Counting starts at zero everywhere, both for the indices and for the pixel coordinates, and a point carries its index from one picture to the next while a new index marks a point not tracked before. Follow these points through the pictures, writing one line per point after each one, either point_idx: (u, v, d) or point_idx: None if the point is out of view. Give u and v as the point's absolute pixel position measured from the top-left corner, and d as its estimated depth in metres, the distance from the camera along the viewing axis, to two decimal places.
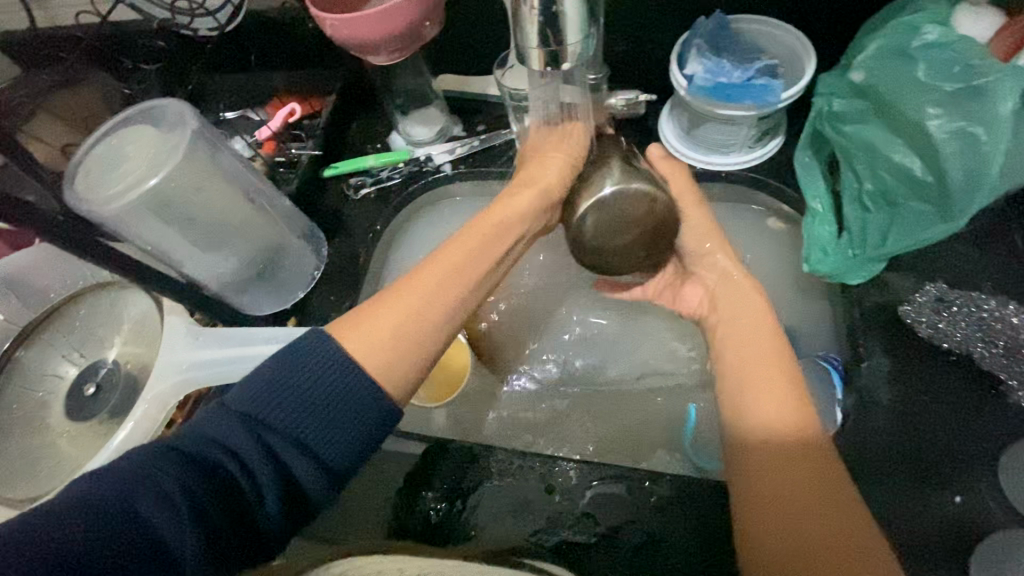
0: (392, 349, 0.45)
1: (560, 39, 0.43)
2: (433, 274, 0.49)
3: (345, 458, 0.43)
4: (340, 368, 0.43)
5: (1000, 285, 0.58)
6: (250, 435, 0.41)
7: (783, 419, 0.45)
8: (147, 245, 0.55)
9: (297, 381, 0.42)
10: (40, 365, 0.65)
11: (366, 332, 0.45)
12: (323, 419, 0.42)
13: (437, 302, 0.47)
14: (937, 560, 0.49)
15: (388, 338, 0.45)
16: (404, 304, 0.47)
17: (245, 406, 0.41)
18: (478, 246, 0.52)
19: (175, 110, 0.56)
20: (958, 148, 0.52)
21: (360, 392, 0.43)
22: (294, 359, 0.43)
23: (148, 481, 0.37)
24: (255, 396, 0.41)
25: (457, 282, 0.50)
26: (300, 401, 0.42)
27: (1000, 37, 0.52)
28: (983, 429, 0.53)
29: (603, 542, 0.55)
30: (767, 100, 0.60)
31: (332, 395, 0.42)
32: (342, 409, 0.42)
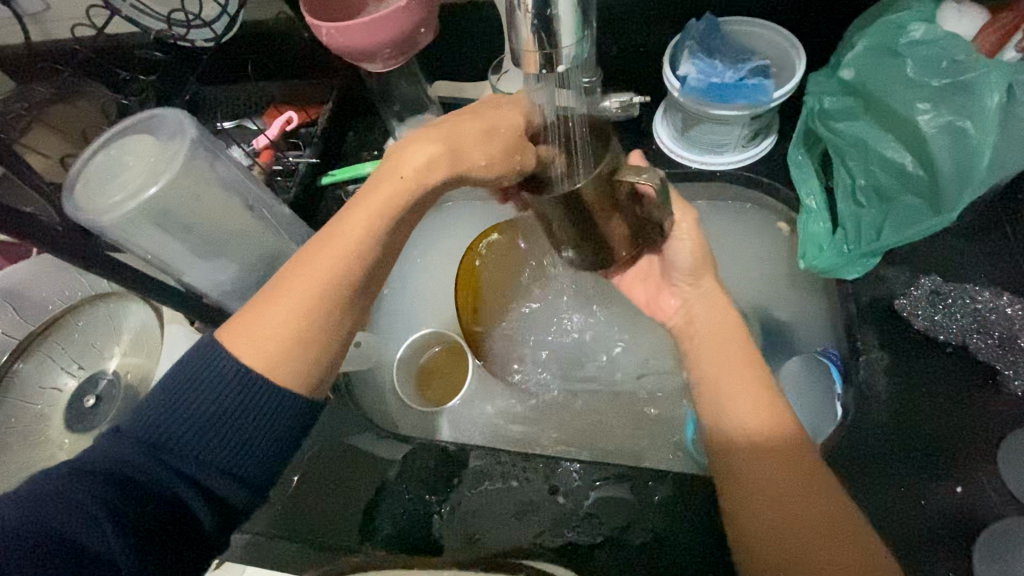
0: (294, 344, 0.43)
1: (555, 41, 0.42)
2: (328, 254, 0.45)
3: (265, 456, 0.42)
4: (246, 384, 0.41)
5: (992, 278, 0.59)
6: (155, 458, 0.40)
7: (764, 422, 0.44)
8: (146, 255, 0.56)
9: (203, 398, 0.41)
10: (39, 379, 0.64)
11: (257, 333, 0.43)
12: (239, 431, 0.41)
13: (342, 281, 0.45)
14: (941, 549, 0.50)
15: (284, 332, 0.43)
16: (298, 287, 0.44)
17: (144, 431, 0.40)
18: (390, 204, 0.47)
19: (173, 120, 0.57)
20: (947, 143, 0.53)
21: (268, 396, 0.42)
22: (199, 371, 0.41)
23: (61, 507, 0.36)
24: (153, 420, 0.40)
25: (352, 256, 0.46)
26: (207, 415, 0.41)
27: (981, 35, 0.53)
28: (983, 419, 0.54)
29: (608, 542, 0.55)
30: (760, 99, 0.61)
31: (240, 409, 0.41)
32: (262, 425, 0.42)
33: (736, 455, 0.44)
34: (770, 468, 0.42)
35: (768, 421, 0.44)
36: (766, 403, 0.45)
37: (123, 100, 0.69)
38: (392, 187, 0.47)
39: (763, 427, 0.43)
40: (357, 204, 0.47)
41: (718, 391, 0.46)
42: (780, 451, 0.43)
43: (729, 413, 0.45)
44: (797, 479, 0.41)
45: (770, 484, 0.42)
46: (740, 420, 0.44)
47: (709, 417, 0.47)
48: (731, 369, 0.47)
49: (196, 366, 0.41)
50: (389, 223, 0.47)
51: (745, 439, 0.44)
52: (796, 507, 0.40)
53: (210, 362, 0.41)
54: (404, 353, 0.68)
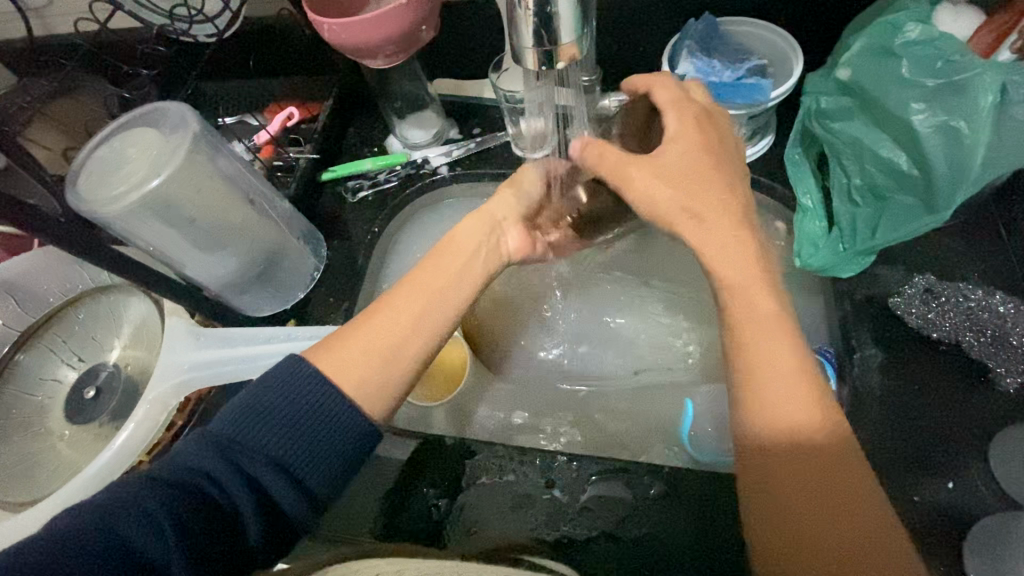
0: (364, 368, 0.45)
1: (554, 39, 0.45)
2: (410, 290, 0.47)
3: (329, 474, 0.43)
4: (321, 401, 0.43)
5: (985, 276, 0.60)
6: (228, 462, 0.40)
7: (808, 425, 0.41)
8: (148, 246, 0.57)
9: (281, 407, 0.42)
10: (40, 370, 0.65)
11: (341, 350, 0.45)
12: (307, 444, 0.42)
13: (420, 318, 0.47)
14: (933, 544, 0.50)
15: (365, 359, 0.45)
16: (381, 319, 0.46)
17: (225, 432, 0.41)
18: (458, 258, 0.49)
19: (176, 113, 0.57)
20: (942, 143, 0.53)
21: (337, 415, 0.43)
22: (281, 379, 0.43)
23: (130, 510, 0.37)
24: (237, 423, 0.41)
25: (436, 293, 0.48)
26: (279, 424, 0.42)
27: (977, 37, 0.54)
28: (977, 416, 0.54)
29: (604, 536, 0.56)
30: (757, 98, 0.61)
31: (309, 417, 0.42)
32: (329, 441, 0.42)
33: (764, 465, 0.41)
34: (811, 479, 0.40)
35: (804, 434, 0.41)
36: (814, 407, 0.41)
37: (126, 95, 0.69)
38: (460, 242, 0.50)
39: (807, 441, 0.41)
40: (430, 256, 0.50)
41: (761, 398, 0.42)
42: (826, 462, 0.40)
43: (768, 417, 0.42)
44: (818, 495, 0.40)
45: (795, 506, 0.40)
46: (776, 427, 0.41)
47: (750, 415, 0.43)
48: (781, 373, 0.42)
49: (276, 374, 0.43)
50: (461, 272, 0.49)
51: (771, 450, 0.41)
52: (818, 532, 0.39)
53: (292, 371, 0.43)
54: None
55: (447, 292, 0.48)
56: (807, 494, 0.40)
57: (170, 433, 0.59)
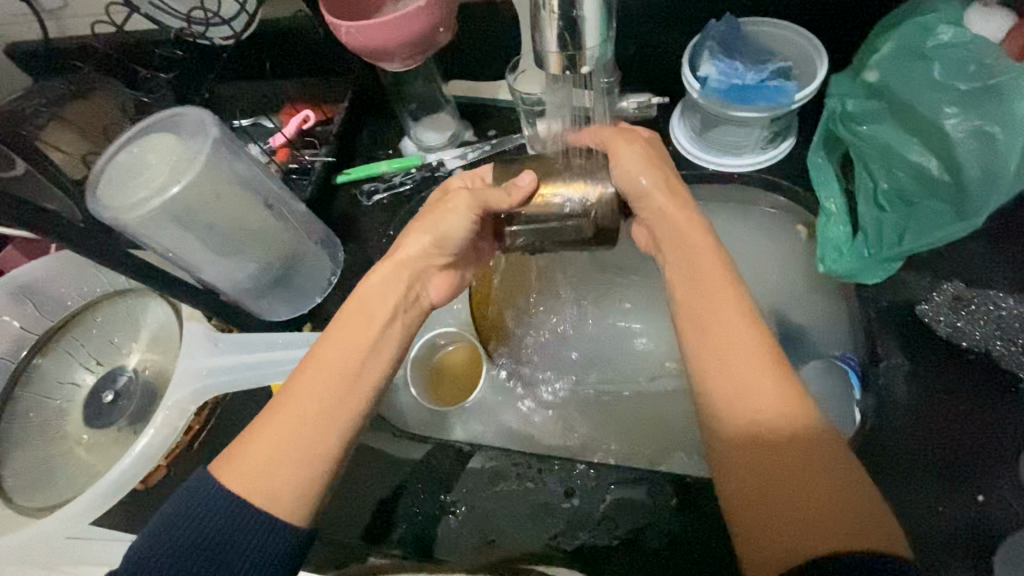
0: (267, 478, 0.41)
1: (579, 43, 0.44)
2: (316, 379, 0.44)
3: None
4: (232, 520, 0.40)
5: (1015, 284, 0.59)
6: None
7: (762, 397, 0.40)
8: (168, 251, 0.56)
9: (192, 532, 0.40)
10: (59, 373, 0.65)
11: (241, 466, 0.41)
12: (222, 570, 0.39)
13: (333, 404, 0.43)
14: (963, 558, 0.49)
15: (276, 463, 0.41)
16: (288, 415, 0.42)
17: (133, 572, 0.39)
18: (362, 334, 0.46)
19: (196, 119, 0.57)
20: (975, 148, 0.53)
21: (256, 533, 0.40)
22: (187, 506, 0.40)
23: None
24: (142, 559, 0.39)
25: (345, 377, 0.44)
26: (190, 555, 0.39)
27: (1011, 39, 0.51)
28: (1007, 427, 0.53)
29: (624, 545, 0.55)
30: (781, 101, 0.60)
31: (229, 535, 0.40)
32: (249, 562, 0.39)
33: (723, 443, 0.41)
34: (763, 447, 0.39)
35: (762, 404, 0.40)
36: (768, 382, 0.40)
37: (142, 98, 0.71)
38: (360, 318, 0.47)
39: (780, 419, 0.39)
40: (328, 338, 0.46)
41: (720, 367, 0.42)
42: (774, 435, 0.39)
43: (719, 403, 0.41)
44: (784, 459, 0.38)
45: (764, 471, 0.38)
46: (740, 402, 0.40)
47: (706, 405, 0.42)
48: (739, 352, 0.42)
49: (183, 503, 0.40)
50: (367, 351, 0.46)
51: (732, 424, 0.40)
52: (788, 496, 0.37)
53: (196, 496, 0.40)
54: (417, 350, 0.68)
55: (362, 375, 0.45)
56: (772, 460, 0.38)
57: (186, 438, 0.62)
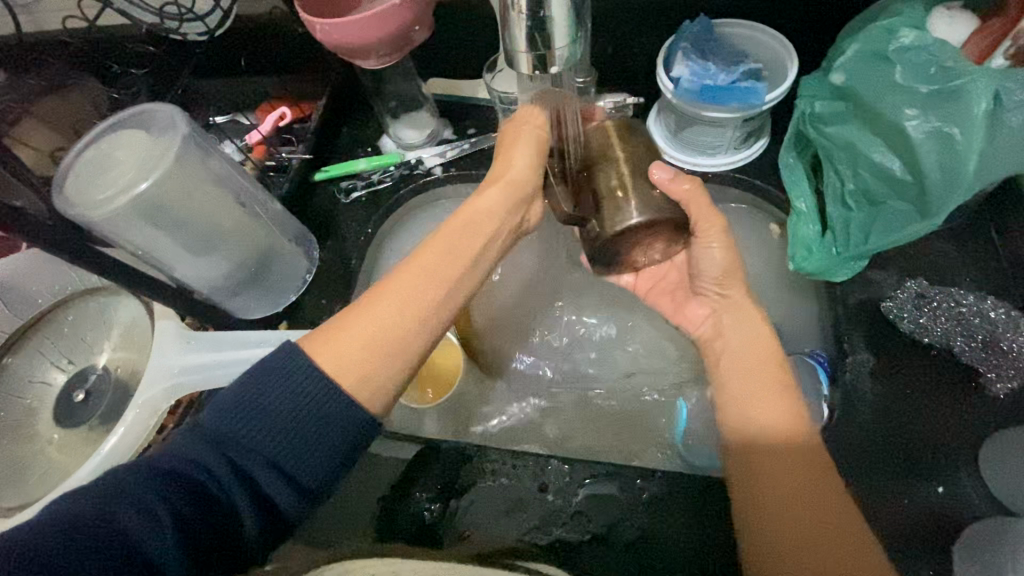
0: (365, 362, 0.43)
1: (548, 43, 0.45)
2: (412, 278, 0.46)
3: (322, 471, 0.42)
4: (325, 390, 0.41)
5: (977, 281, 0.60)
6: (218, 456, 0.40)
7: (779, 418, 0.46)
8: (137, 249, 0.56)
9: (272, 399, 0.41)
10: (29, 372, 0.65)
11: (338, 346, 0.43)
12: (299, 437, 0.41)
13: (426, 305, 0.45)
14: (924, 548, 0.51)
15: (368, 354, 0.43)
16: (384, 311, 0.44)
17: (215, 431, 0.41)
18: (459, 243, 0.48)
19: (165, 115, 0.57)
20: (936, 149, 0.53)
21: (336, 408, 0.42)
22: (277, 371, 0.42)
23: (128, 499, 0.37)
24: (224, 417, 0.41)
25: (435, 281, 0.46)
26: (273, 418, 0.41)
27: (971, 41, 0.54)
28: (966, 420, 0.55)
29: (598, 539, 0.56)
30: (751, 102, 0.61)
31: (303, 415, 0.41)
32: (324, 432, 0.41)
33: (747, 459, 0.46)
34: (778, 460, 0.45)
35: (782, 431, 0.46)
36: (785, 405, 0.47)
37: (115, 95, 0.70)
38: (461, 223, 0.49)
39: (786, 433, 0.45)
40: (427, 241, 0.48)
41: (743, 401, 0.48)
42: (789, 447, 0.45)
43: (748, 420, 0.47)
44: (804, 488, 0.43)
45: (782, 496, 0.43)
46: (757, 424, 0.46)
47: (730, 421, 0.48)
48: (761, 392, 0.48)
49: (270, 372, 0.42)
50: (463, 258, 0.48)
51: (756, 448, 0.46)
52: (809, 529, 0.41)
53: (289, 372, 0.41)
54: None
55: (450, 281, 0.47)
56: (792, 485, 0.43)
57: (161, 434, 0.59)
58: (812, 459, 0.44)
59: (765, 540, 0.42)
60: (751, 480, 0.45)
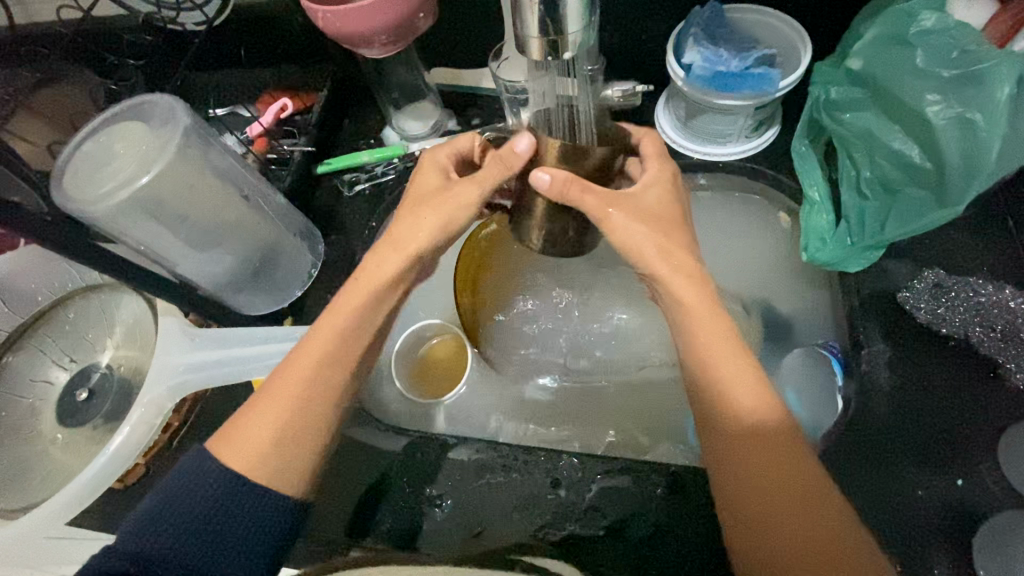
0: (272, 456, 0.43)
1: (561, 28, 0.43)
2: (312, 354, 0.45)
3: (258, 573, 0.41)
4: (239, 489, 0.41)
5: (994, 270, 0.59)
6: (143, 571, 0.38)
7: (754, 403, 0.42)
8: (138, 245, 0.55)
9: (194, 508, 0.40)
10: (30, 371, 0.63)
11: (240, 445, 0.43)
12: (228, 541, 0.40)
13: (328, 376, 0.45)
14: (941, 541, 0.50)
15: (272, 442, 0.43)
16: (281, 394, 0.44)
17: (135, 543, 0.39)
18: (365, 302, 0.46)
19: (163, 106, 0.55)
20: (957, 135, 0.52)
21: (263, 508, 0.42)
22: (191, 481, 0.41)
23: None
24: (142, 532, 0.39)
25: (337, 348, 0.45)
26: (198, 525, 0.40)
27: (992, 25, 0.52)
28: (984, 413, 0.54)
29: (610, 534, 0.55)
30: (764, 89, 0.59)
31: (222, 507, 0.41)
32: (254, 529, 0.41)
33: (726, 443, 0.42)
34: (756, 455, 0.40)
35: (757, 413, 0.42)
36: (759, 389, 0.42)
37: (113, 86, 0.68)
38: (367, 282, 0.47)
39: (762, 421, 0.41)
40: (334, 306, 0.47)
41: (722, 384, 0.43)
42: (767, 441, 0.41)
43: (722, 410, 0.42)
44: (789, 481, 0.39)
45: (765, 489, 0.40)
46: (738, 411, 0.42)
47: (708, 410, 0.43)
48: (735, 376, 0.43)
49: (174, 485, 0.41)
50: (370, 315, 0.47)
51: (735, 439, 0.41)
52: (795, 540, 0.38)
53: (188, 476, 0.41)
54: (401, 344, 0.68)
55: (357, 341, 0.46)
56: (777, 478, 0.40)
57: (165, 436, 0.60)
58: (784, 444, 0.41)
59: (771, 554, 0.38)
60: (739, 481, 0.41)
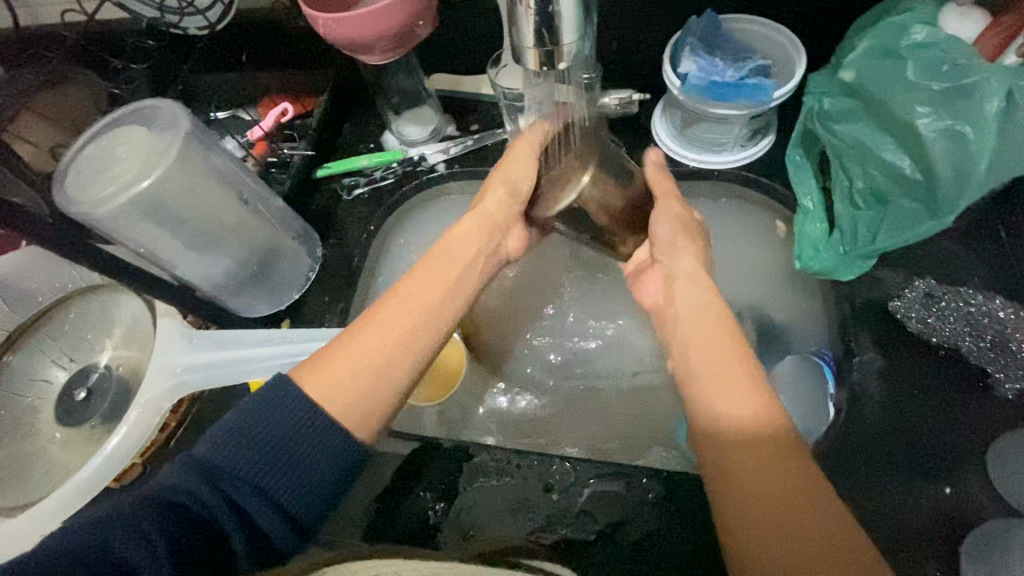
0: (358, 392, 0.42)
1: (556, 39, 0.44)
2: (404, 305, 0.46)
3: (316, 500, 0.41)
4: (303, 416, 0.41)
5: (985, 281, 0.60)
6: (211, 485, 0.39)
7: (750, 410, 0.41)
8: (139, 248, 0.56)
9: (266, 428, 0.40)
10: (29, 371, 0.64)
11: (329, 374, 0.42)
12: (292, 464, 0.40)
13: (422, 323, 0.46)
14: (929, 548, 0.51)
15: (361, 376, 0.43)
16: (377, 332, 0.44)
17: (210, 455, 0.39)
18: (444, 280, 0.49)
19: (165, 111, 0.56)
20: (947, 147, 0.53)
21: (325, 439, 0.41)
22: (264, 401, 0.41)
23: (125, 530, 0.37)
24: (219, 444, 0.39)
25: (427, 306, 0.47)
26: (268, 443, 0.40)
27: (983, 39, 0.53)
28: (973, 422, 0.54)
29: (601, 540, 0.55)
30: (759, 99, 0.60)
31: (297, 440, 0.40)
32: (312, 457, 0.40)
33: (725, 453, 0.41)
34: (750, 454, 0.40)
35: (762, 423, 0.41)
36: (754, 393, 0.43)
37: (115, 90, 0.69)
38: (441, 261, 0.50)
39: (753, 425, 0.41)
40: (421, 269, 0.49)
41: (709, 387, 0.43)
42: (762, 442, 0.40)
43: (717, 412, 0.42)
44: (790, 499, 0.37)
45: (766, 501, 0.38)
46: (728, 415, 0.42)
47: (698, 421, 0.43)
48: (727, 373, 0.44)
49: (262, 400, 0.41)
50: (449, 291, 0.49)
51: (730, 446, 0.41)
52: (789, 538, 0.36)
53: (277, 395, 0.41)
54: None
55: (443, 302, 0.48)
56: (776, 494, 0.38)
57: (163, 435, 0.60)
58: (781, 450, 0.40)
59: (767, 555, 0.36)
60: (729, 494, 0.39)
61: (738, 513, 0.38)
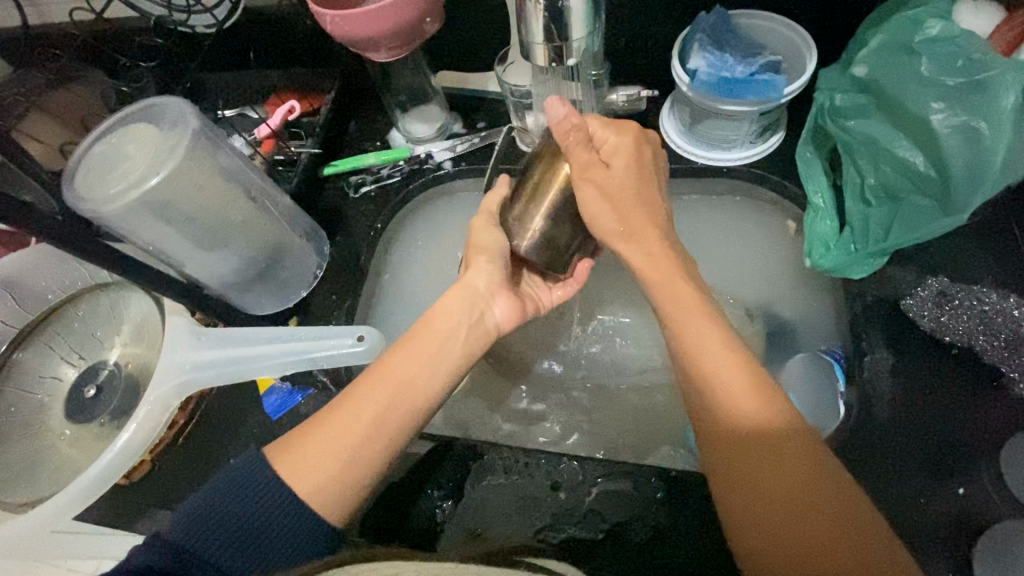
0: (332, 476, 0.43)
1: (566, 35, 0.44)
2: (376, 387, 0.46)
3: None
4: (278, 499, 0.42)
5: (999, 278, 0.59)
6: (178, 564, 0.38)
7: (757, 406, 0.42)
8: (148, 245, 0.56)
9: (239, 507, 0.41)
10: (40, 368, 0.65)
11: (301, 464, 0.43)
12: (263, 546, 0.41)
13: (396, 405, 0.46)
14: (942, 548, 0.50)
15: (336, 456, 0.44)
16: (349, 417, 0.45)
17: (182, 534, 0.39)
18: (425, 354, 0.49)
19: (174, 108, 0.56)
20: (961, 143, 0.53)
21: (298, 522, 0.42)
22: (241, 479, 0.42)
23: None
24: (190, 524, 0.40)
25: (406, 385, 0.47)
26: (242, 524, 0.41)
27: (998, 33, 0.52)
28: (987, 421, 0.54)
29: (609, 539, 0.55)
30: (770, 95, 0.59)
31: (268, 521, 0.41)
32: (283, 536, 0.41)
33: (731, 455, 0.41)
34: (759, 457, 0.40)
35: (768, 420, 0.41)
36: (760, 396, 0.42)
37: (124, 88, 0.69)
38: (421, 335, 0.50)
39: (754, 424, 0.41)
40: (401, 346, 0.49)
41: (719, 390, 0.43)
42: (767, 440, 0.41)
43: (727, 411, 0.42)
44: (800, 499, 0.38)
45: (784, 502, 0.39)
46: (738, 412, 0.42)
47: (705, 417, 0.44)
48: (737, 381, 0.43)
49: (238, 477, 0.42)
50: (430, 366, 0.48)
51: (739, 443, 0.41)
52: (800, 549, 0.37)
53: (250, 475, 0.42)
54: None
55: (422, 381, 0.48)
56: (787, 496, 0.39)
57: (172, 431, 0.60)
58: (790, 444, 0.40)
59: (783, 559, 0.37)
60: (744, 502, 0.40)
61: (750, 514, 0.40)
